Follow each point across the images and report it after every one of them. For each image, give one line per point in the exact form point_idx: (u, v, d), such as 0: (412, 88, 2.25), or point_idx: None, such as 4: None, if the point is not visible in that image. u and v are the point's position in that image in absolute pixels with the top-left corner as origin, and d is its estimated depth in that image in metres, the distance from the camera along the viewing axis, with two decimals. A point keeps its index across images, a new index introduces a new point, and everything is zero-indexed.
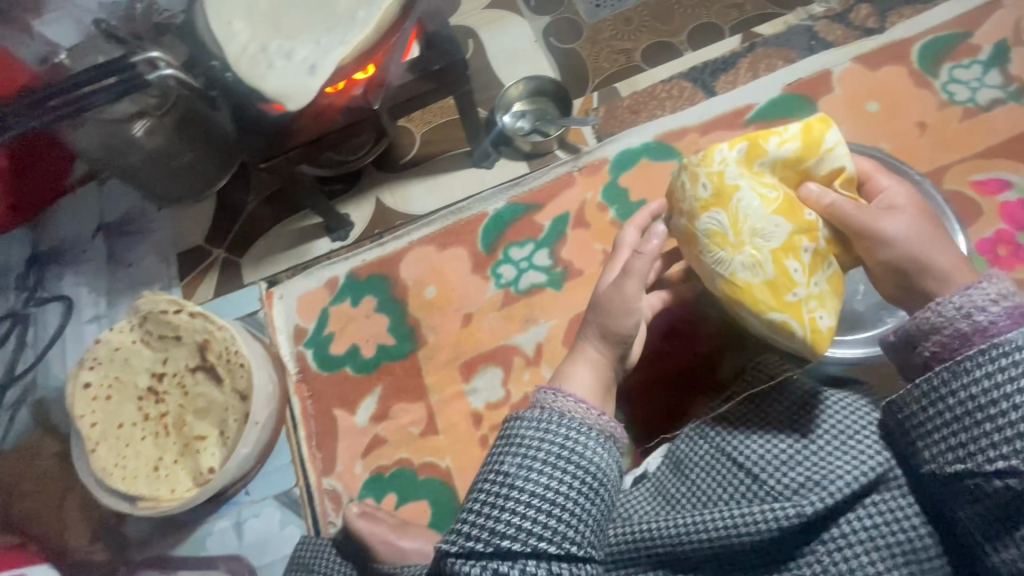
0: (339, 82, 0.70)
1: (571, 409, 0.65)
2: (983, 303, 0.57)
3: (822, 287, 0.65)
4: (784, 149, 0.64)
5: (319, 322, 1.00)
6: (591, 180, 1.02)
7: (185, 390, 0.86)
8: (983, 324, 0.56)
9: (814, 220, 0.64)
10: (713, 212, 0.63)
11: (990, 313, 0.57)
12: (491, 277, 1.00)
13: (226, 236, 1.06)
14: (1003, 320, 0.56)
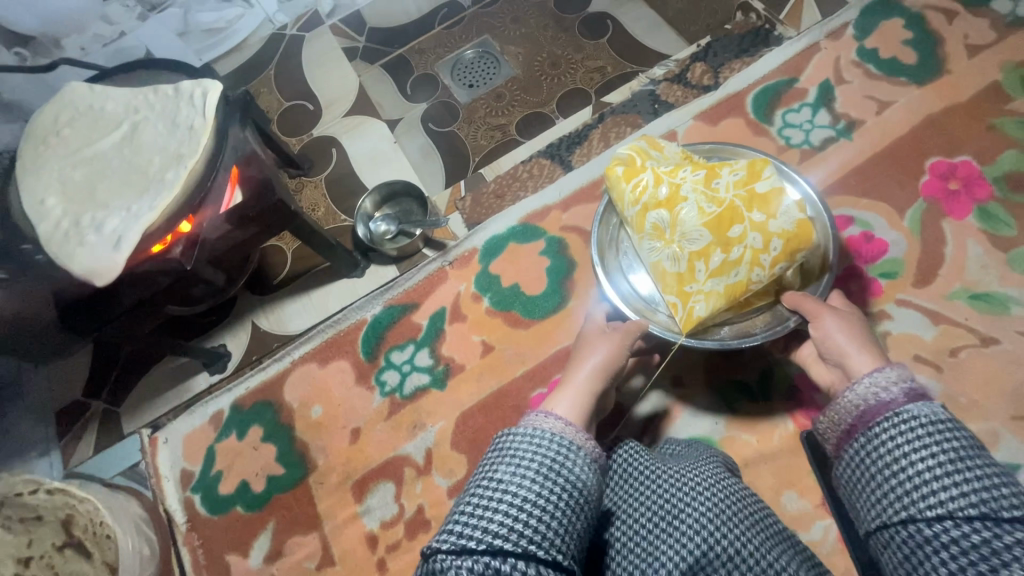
0: (150, 249, 0.70)
1: (564, 428, 0.60)
2: (890, 383, 0.59)
3: (717, 286, 0.76)
4: (732, 175, 0.78)
5: (207, 461, 0.98)
6: (463, 272, 1.03)
7: (53, 572, 0.81)
8: (889, 402, 0.58)
9: (732, 236, 0.75)
10: (660, 212, 0.80)
11: (898, 388, 0.59)
12: (376, 386, 0.99)
13: (103, 385, 1.03)
14: (904, 395, 0.58)
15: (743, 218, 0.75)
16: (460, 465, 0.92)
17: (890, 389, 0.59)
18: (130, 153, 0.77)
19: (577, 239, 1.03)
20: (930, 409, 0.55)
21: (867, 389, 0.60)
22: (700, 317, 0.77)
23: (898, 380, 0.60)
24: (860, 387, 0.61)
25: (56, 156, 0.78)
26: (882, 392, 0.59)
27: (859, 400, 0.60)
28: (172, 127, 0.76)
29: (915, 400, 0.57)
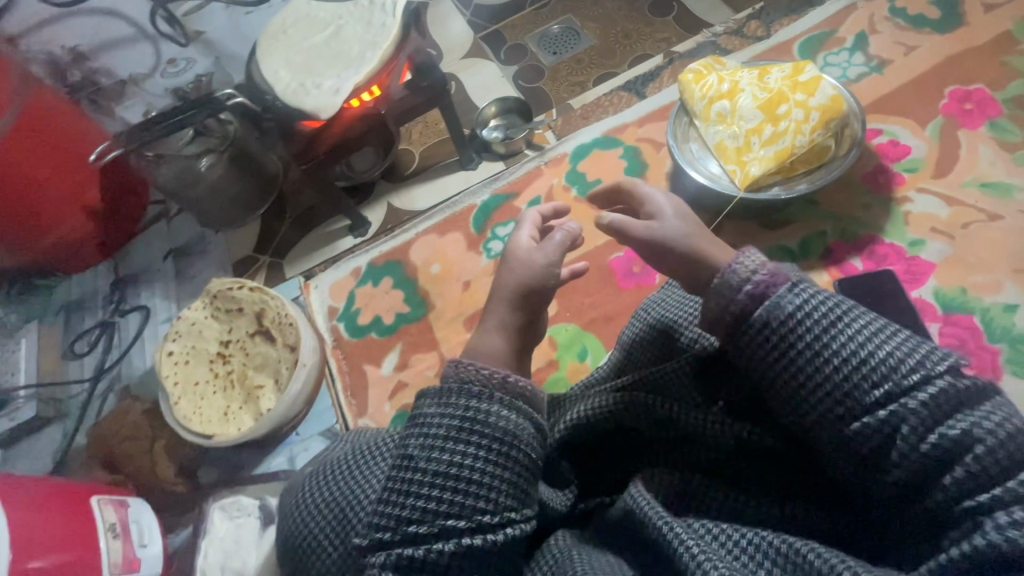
0: (355, 99, 0.99)
1: (472, 376, 0.58)
2: (748, 268, 0.58)
3: (768, 153, 0.97)
4: (780, 73, 1.00)
5: (348, 300, 1.24)
6: (556, 170, 1.29)
7: (246, 351, 1.08)
8: (761, 291, 0.55)
9: (780, 114, 0.97)
10: (723, 102, 1.02)
11: (755, 280, 0.56)
12: (483, 251, 1.24)
13: (269, 245, 1.33)
14: (768, 281, 0.56)
15: (788, 100, 0.97)
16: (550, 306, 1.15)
17: (755, 275, 0.57)
18: (335, 43, 1.07)
19: (650, 147, 1.28)
20: (801, 291, 0.53)
21: (742, 285, 0.56)
22: (755, 176, 0.96)
23: (757, 264, 0.58)
24: (732, 281, 0.57)
25: (282, 45, 1.09)
26: (746, 284, 0.56)
27: (735, 309, 0.56)
28: (368, 27, 1.06)
29: (784, 284, 0.55)
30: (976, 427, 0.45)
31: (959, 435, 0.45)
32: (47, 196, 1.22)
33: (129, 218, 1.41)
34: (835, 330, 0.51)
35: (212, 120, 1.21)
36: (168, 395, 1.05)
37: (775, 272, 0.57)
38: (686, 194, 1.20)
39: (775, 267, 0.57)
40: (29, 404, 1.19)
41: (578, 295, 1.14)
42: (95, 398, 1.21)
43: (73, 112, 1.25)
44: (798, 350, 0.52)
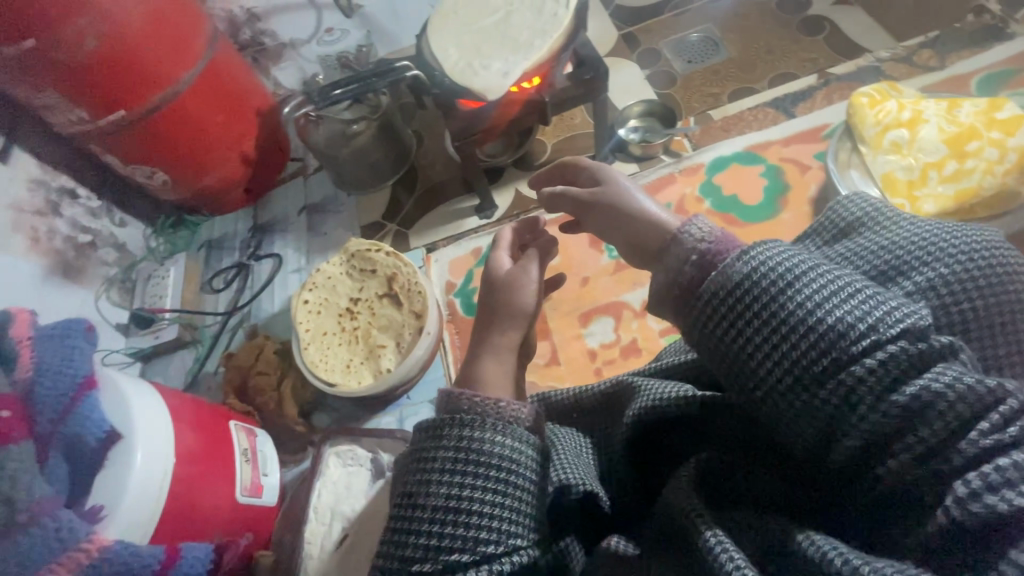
0: (521, 83, 1.01)
1: (474, 403, 0.56)
2: (702, 233, 0.57)
3: (948, 190, 0.90)
4: (973, 108, 0.94)
5: (467, 278, 1.27)
6: (690, 179, 1.26)
7: (373, 311, 1.14)
8: (709, 256, 0.53)
9: (969, 150, 0.90)
10: (902, 129, 0.97)
11: (710, 240, 0.55)
12: (605, 250, 1.23)
13: (397, 215, 1.39)
14: (716, 252, 0.53)
15: (981, 137, 0.90)
16: None
17: (709, 235, 0.57)
18: (503, 28, 1.09)
19: (794, 168, 1.22)
20: (753, 255, 0.47)
21: (694, 252, 0.55)
22: (929, 212, 0.90)
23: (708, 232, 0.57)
24: (685, 243, 0.57)
25: (452, 24, 1.13)
26: (699, 253, 0.54)
27: (685, 279, 0.53)
28: (540, 14, 1.08)
29: (733, 247, 0.51)
30: (928, 389, 0.38)
31: (918, 397, 0.38)
32: (220, 133, 1.32)
33: (271, 168, 1.50)
34: (778, 290, 0.45)
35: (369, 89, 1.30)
36: (299, 340, 1.12)
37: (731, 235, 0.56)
38: None
39: (728, 235, 0.55)
40: (172, 326, 1.30)
41: None
42: (227, 330, 1.32)
43: (242, 63, 1.38)
44: (746, 317, 0.46)
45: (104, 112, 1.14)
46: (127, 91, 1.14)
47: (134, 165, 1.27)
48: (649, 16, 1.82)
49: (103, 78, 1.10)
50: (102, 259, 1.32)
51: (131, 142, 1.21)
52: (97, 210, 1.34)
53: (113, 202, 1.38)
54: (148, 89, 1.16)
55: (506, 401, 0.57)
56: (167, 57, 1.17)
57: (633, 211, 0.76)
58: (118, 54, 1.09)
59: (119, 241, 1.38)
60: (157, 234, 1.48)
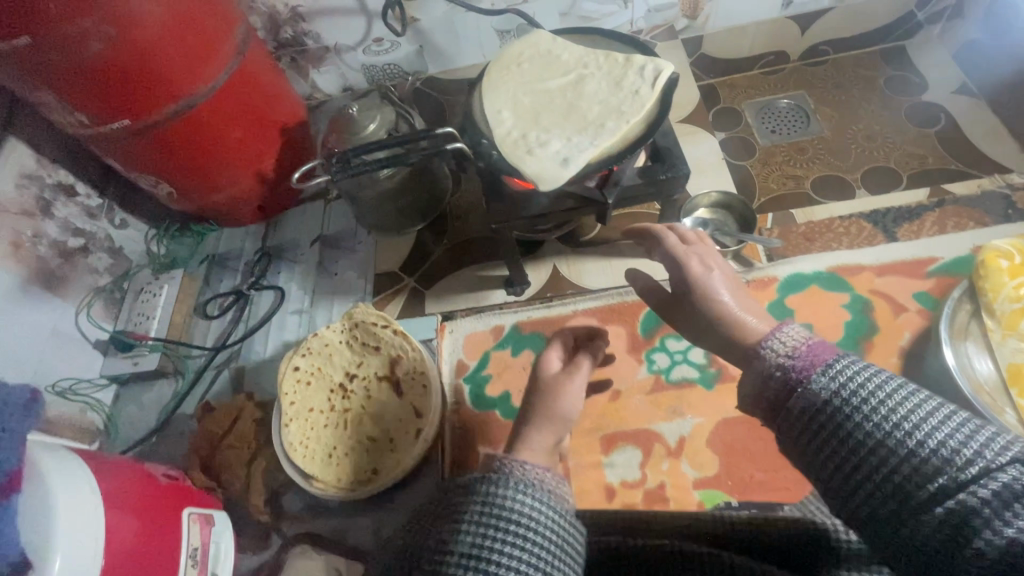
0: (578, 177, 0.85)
1: (523, 474, 0.58)
2: (785, 348, 0.56)
3: None
4: None
5: (481, 362, 1.11)
6: (758, 294, 1.07)
7: (368, 393, 0.99)
8: (792, 366, 0.54)
9: None
10: None
11: (792, 359, 0.54)
12: (644, 361, 1.07)
13: (417, 268, 1.23)
14: (807, 365, 0.53)
15: None
16: (710, 464, 0.96)
17: (792, 354, 0.55)
18: (571, 96, 0.92)
19: (886, 305, 1.03)
20: (838, 372, 0.50)
21: (780, 368, 0.54)
22: None
23: (795, 343, 0.56)
24: (767, 362, 0.56)
25: (513, 80, 0.95)
26: (785, 372, 0.54)
27: (770, 390, 0.55)
28: (618, 88, 0.90)
29: (818, 367, 0.52)
30: None
31: None
32: (236, 149, 1.17)
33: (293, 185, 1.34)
34: (868, 408, 0.47)
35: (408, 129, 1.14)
36: (280, 414, 0.98)
37: (819, 346, 0.55)
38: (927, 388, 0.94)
39: (824, 347, 0.54)
40: (153, 355, 1.18)
41: (746, 463, 0.95)
42: (211, 368, 1.19)
43: (272, 62, 1.21)
44: (831, 441, 0.48)
45: (104, 122, 1.00)
46: (134, 103, 0.99)
47: (136, 173, 1.13)
48: (734, 70, 1.61)
49: (107, 88, 0.95)
50: (91, 266, 1.19)
51: (132, 152, 1.07)
52: (95, 209, 1.20)
53: (115, 200, 1.24)
54: (158, 101, 1.01)
55: (545, 471, 0.59)
56: (185, 66, 1.00)
57: (728, 322, 0.69)
58: (127, 62, 0.93)
59: (115, 245, 1.25)
60: (160, 237, 1.34)
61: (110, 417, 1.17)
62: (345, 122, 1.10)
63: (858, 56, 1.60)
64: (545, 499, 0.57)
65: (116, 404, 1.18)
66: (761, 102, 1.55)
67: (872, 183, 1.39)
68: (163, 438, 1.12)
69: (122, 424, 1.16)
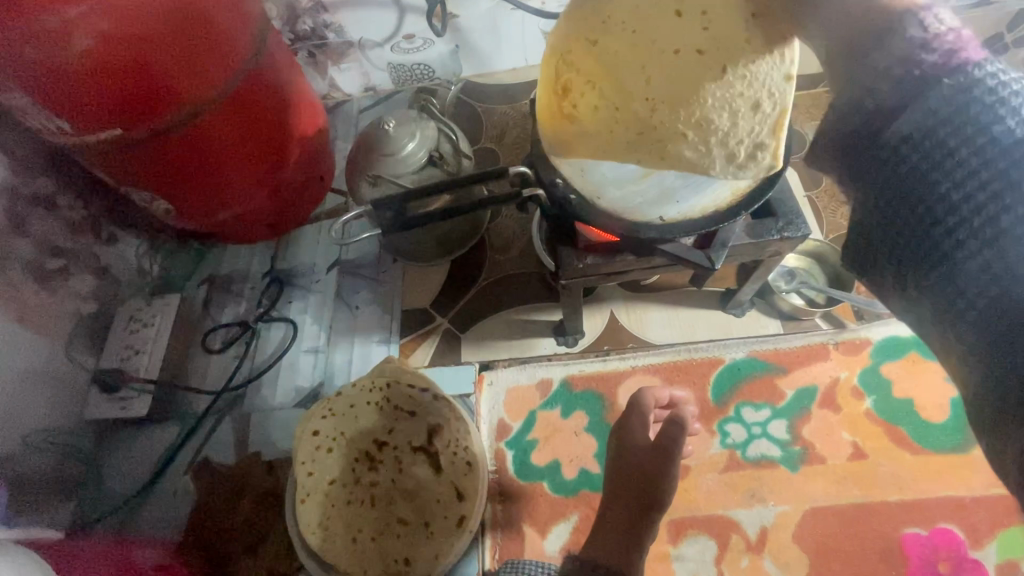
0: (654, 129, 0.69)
1: None
2: (942, 22, 0.42)
3: None
4: None
5: (525, 424, 0.97)
6: (849, 361, 0.94)
7: (399, 467, 0.83)
8: (951, 44, 0.42)
9: None
10: None
11: (951, 32, 0.42)
12: (717, 433, 0.92)
13: (452, 307, 1.08)
14: (947, 53, 0.42)
15: None
16: (796, 564, 0.83)
17: (943, 32, 0.42)
18: None
19: None
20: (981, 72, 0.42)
21: (925, 44, 0.42)
22: None
23: (948, 25, 0.42)
24: (913, 32, 0.42)
25: None
26: (929, 40, 0.42)
27: (884, 100, 0.44)
28: None
29: (969, 64, 0.42)
30: None
31: None
32: (248, 163, 1.00)
33: (308, 202, 1.18)
34: (979, 131, 0.41)
35: (452, 150, 0.98)
36: (296, 486, 0.83)
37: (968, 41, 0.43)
38: None
39: (973, 42, 0.44)
40: (144, 398, 1.01)
41: (840, 565, 0.82)
42: (212, 413, 1.03)
43: (290, 61, 1.04)
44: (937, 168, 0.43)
45: (93, 130, 0.82)
46: (131, 109, 0.82)
47: (129, 186, 0.96)
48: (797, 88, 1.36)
49: (98, 90, 0.78)
50: (73, 290, 1.02)
51: (127, 165, 0.90)
52: (79, 223, 1.02)
53: (102, 211, 1.06)
54: (161, 108, 0.84)
55: None
56: (195, 67, 0.83)
57: (873, 13, 0.42)
58: (124, 60, 0.76)
59: (101, 264, 1.07)
60: (154, 254, 1.17)
61: (91, 470, 0.98)
62: (380, 140, 0.93)
63: None
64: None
65: (98, 453, 1.00)
66: None
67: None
68: (154, 497, 0.97)
69: (106, 478, 0.99)
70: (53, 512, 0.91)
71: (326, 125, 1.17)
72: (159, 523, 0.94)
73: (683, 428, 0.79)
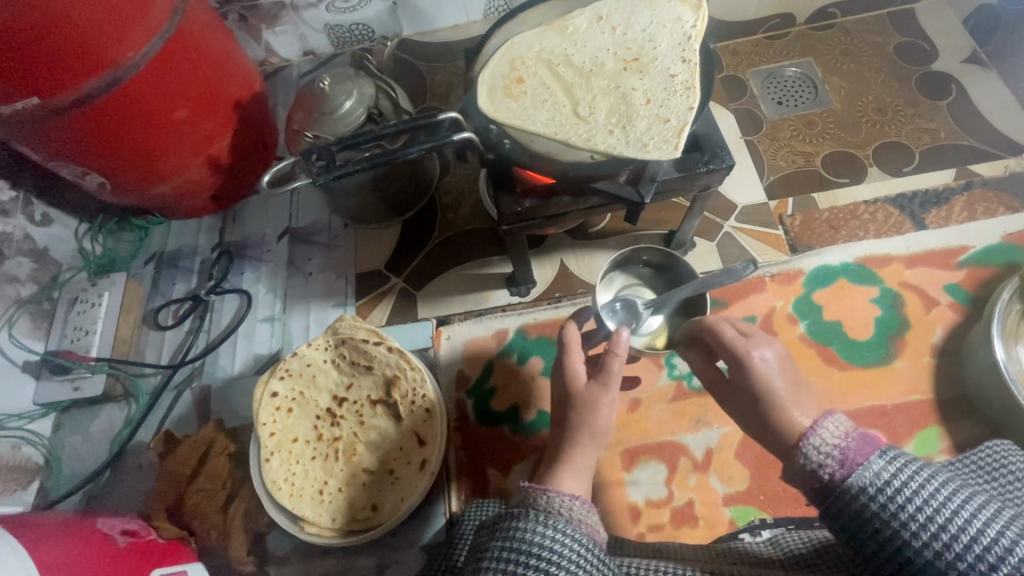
0: (589, 95, 0.76)
1: (566, 512, 0.60)
2: (829, 442, 0.52)
3: None
4: None
5: (484, 372, 1.00)
6: (784, 290, 1.03)
7: (361, 419, 0.86)
8: (841, 462, 0.50)
9: None
10: None
11: (837, 454, 0.50)
12: (664, 366, 0.97)
13: (406, 266, 1.09)
14: (840, 470, 0.49)
15: None
16: (740, 478, 0.89)
17: (832, 453, 0.51)
18: (591, 73, 0.78)
19: (915, 299, 1.01)
20: (875, 472, 0.47)
21: (821, 477, 0.50)
22: None
23: (837, 439, 0.52)
24: (809, 461, 0.52)
25: (522, 50, 0.80)
26: (824, 471, 0.51)
27: (822, 483, 0.50)
28: (642, 74, 0.76)
29: (870, 455, 0.48)
30: None
31: None
32: (180, 132, 0.97)
33: (253, 172, 1.16)
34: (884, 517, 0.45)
35: (391, 106, 0.97)
36: (258, 446, 0.84)
37: (865, 442, 0.50)
38: (959, 381, 0.94)
39: (861, 437, 0.51)
40: (97, 377, 1.02)
41: (779, 475, 0.89)
42: (170, 388, 1.03)
43: (218, 23, 1.01)
44: (880, 564, 0.45)
45: (6, 101, 0.79)
46: (44, 75, 0.78)
47: (57, 162, 0.93)
48: (734, 35, 1.39)
49: (6, 61, 0.75)
50: (8, 275, 0.99)
51: (52, 139, 0.87)
52: (7, 204, 0.98)
53: (32, 191, 1.02)
54: (77, 74, 0.81)
55: (576, 502, 0.62)
56: (107, 28, 0.80)
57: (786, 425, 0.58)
58: (29, 24, 0.74)
59: (38, 246, 1.04)
60: (95, 233, 1.13)
61: (52, 451, 0.99)
62: (316, 97, 0.92)
63: (864, 20, 1.38)
64: (575, 532, 0.59)
65: (58, 434, 1.01)
66: (767, 68, 1.33)
67: (880, 159, 1.18)
68: (118, 473, 0.97)
69: (65, 458, 1.00)
70: (15, 492, 0.93)
71: (264, 90, 1.14)
72: (125, 498, 0.95)
73: (619, 355, 0.74)
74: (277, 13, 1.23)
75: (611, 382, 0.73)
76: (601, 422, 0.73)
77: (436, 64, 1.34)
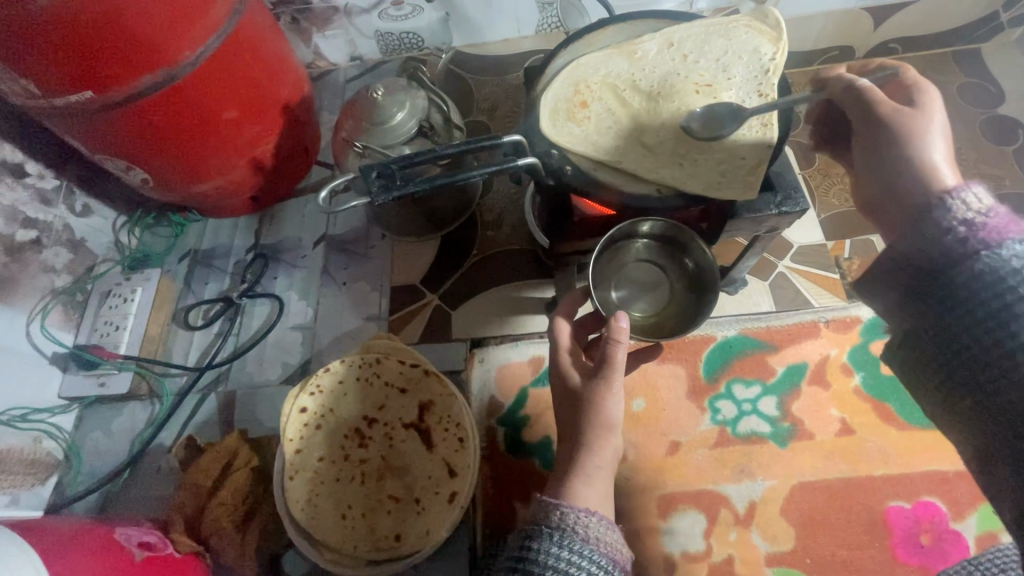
0: (658, 123, 0.73)
1: (584, 532, 0.56)
2: (974, 207, 0.52)
3: None
4: None
5: (517, 400, 0.96)
6: (839, 338, 0.95)
7: (390, 443, 0.83)
8: (977, 228, 0.51)
9: None
10: None
11: (977, 217, 0.52)
12: (707, 410, 0.92)
13: (443, 283, 1.06)
14: (979, 235, 0.51)
15: None
16: (785, 537, 0.84)
17: (969, 219, 0.52)
18: (659, 99, 0.74)
19: None
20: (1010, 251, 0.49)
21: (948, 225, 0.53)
22: None
23: (979, 208, 0.52)
24: (941, 220, 0.53)
25: (587, 71, 0.77)
26: (953, 231, 0.52)
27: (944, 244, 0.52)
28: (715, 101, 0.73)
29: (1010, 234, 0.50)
30: None
31: None
32: (228, 132, 0.96)
33: (292, 174, 1.14)
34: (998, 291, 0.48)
35: (442, 119, 0.95)
36: (282, 464, 0.81)
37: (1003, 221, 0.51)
38: None
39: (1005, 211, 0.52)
40: (123, 375, 1.00)
41: (827, 537, 0.83)
42: (195, 391, 1.01)
43: (272, 23, 0.99)
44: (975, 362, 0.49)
45: (60, 93, 0.78)
46: (100, 69, 0.77)
47: (102, 155, 0.91)
48: (792, 64, 1.33)
49: (65, 53, 0.74)
50: (45, 264, 0.98)
51: (102, 132, 0.86)
52: (50, 194, 0.97)
53: (75, 181, 1.01)
54: (133, 69, 0.80)
55: (597, 520, 0.57)
56: (167, 24, 0.79)
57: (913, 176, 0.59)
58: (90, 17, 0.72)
59: (75, 237, 1.03)
60: (132, 226, 1.12)
61: (71, 445, 0.98)
62: (367, 107, 0.89)
63: (928, 57, 1.33)
64: (595, 553, 0.54)
65: (79, 429, 1.00)
66: None
67: None
68: (136, 475, 0.95)
69: (85, 454, 0.98)
70: (32, 488, 0.91)
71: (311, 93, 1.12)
72: (142, 501, 0.93)
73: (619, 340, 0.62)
74: (329, 17, 1.22)
75: (616, 374, 0.63)
76: (612, 454, 0.64)
77: (483, 78, 1.32)
